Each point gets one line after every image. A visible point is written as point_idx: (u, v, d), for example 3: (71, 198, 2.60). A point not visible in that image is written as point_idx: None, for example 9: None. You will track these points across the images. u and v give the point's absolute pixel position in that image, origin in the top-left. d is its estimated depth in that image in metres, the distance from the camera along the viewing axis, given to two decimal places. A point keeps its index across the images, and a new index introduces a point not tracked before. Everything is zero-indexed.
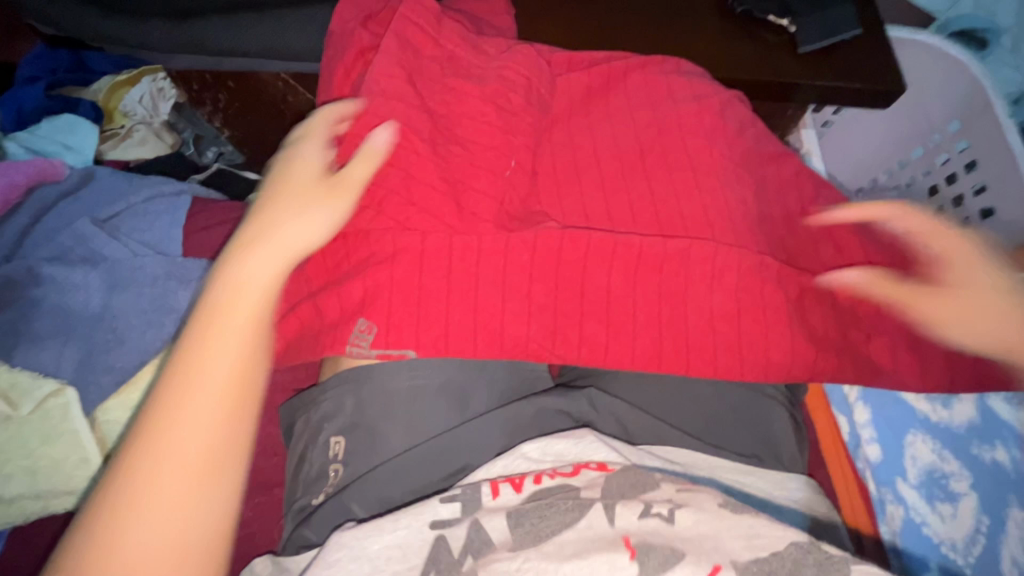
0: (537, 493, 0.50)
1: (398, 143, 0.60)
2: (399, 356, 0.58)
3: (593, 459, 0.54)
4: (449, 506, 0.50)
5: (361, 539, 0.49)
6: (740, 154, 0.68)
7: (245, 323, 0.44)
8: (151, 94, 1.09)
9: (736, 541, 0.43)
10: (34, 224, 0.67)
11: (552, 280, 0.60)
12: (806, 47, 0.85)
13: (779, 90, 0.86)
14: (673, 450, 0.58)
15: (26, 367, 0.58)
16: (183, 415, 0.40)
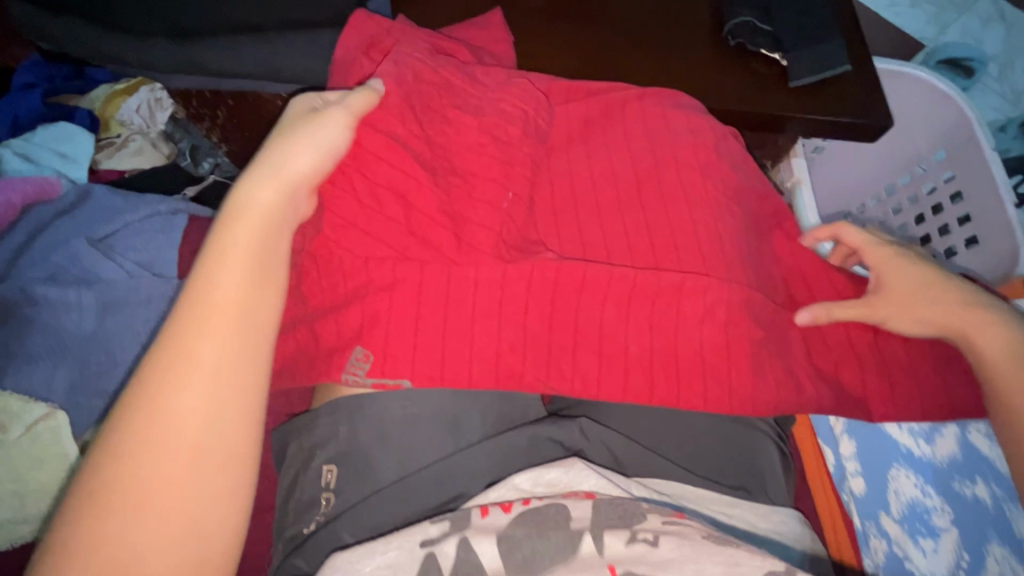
0: (525, 511, 0.51)
1: (397, 173, 0.60)
2: (393, 386, 0.59)
3: (583, 488, 0.54)
4: (439, 525, 0.51)
5: (355, 562, 0.49)
6: (733, 188, 0.69)
7: (237, 294, 0.44)
8: (149, 104, 1.07)
9: (716, 567, 0.44)
10: (29, 242, 0.67)
11: (544, 311, 0.61)
12: (796, 82, 0.87)
13: (772, 122, 0.88)
14: (665, 482, 0.58)
15: (14, 388, 0.58)
16: (186, 390, 0.40)
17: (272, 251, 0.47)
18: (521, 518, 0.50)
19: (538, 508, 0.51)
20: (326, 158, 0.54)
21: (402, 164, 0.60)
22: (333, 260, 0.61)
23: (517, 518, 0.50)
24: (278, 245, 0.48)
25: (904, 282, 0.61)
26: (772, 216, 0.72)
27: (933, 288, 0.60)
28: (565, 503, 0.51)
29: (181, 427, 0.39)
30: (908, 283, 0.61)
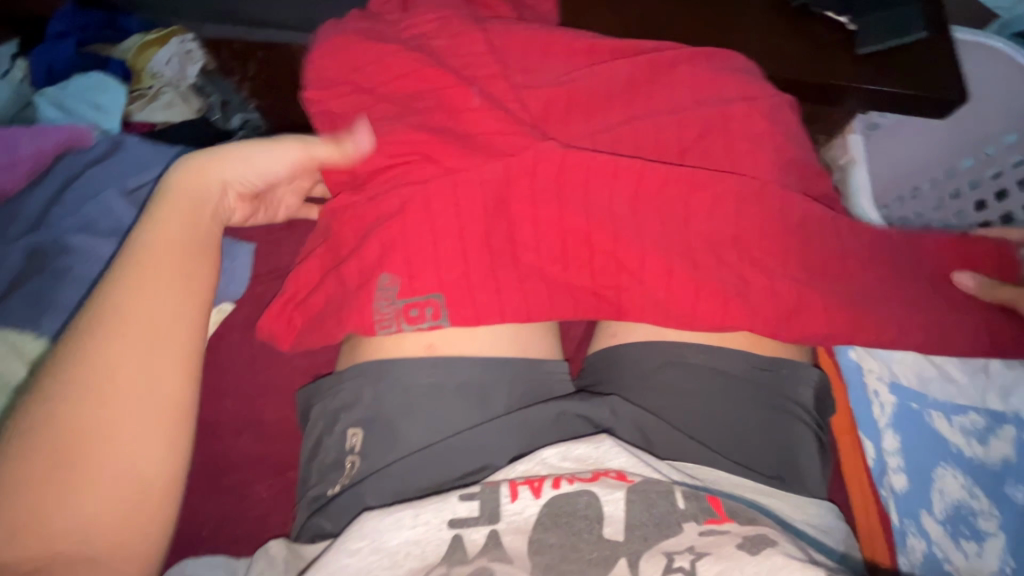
0: (556, 498, 0.49)
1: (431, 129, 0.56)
2: (426, 303, 0.58)
3: (614, 466, 0.53)
4: (468, 504, 0.50)
5: (382, 533, 0.49)
6: (786, 163, 0.65)
7: (175, 268, 0.49)
8: (180, 55, 1.05)
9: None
10: (61, 192, 0.66)
11: (566, 283, 0.61)
12: (864, 48, 0.80)
13: (831, 92, 0.81)
14: (696, 467, 0.56)
15: (52, 336, 0.58)
16: (129, 351, 0.44)
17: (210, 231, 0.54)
18: (552, 508, 0.48)
19: (569, 497, 0.49)
20: (257, 178, 0.59)
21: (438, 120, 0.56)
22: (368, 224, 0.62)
23: (549, 508, 0.48)
24: (208, 237, 0.53)
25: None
26: (826, 195, 0.68)
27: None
28: (598, 495, 0.49)
29: (116, 384, 0.43)
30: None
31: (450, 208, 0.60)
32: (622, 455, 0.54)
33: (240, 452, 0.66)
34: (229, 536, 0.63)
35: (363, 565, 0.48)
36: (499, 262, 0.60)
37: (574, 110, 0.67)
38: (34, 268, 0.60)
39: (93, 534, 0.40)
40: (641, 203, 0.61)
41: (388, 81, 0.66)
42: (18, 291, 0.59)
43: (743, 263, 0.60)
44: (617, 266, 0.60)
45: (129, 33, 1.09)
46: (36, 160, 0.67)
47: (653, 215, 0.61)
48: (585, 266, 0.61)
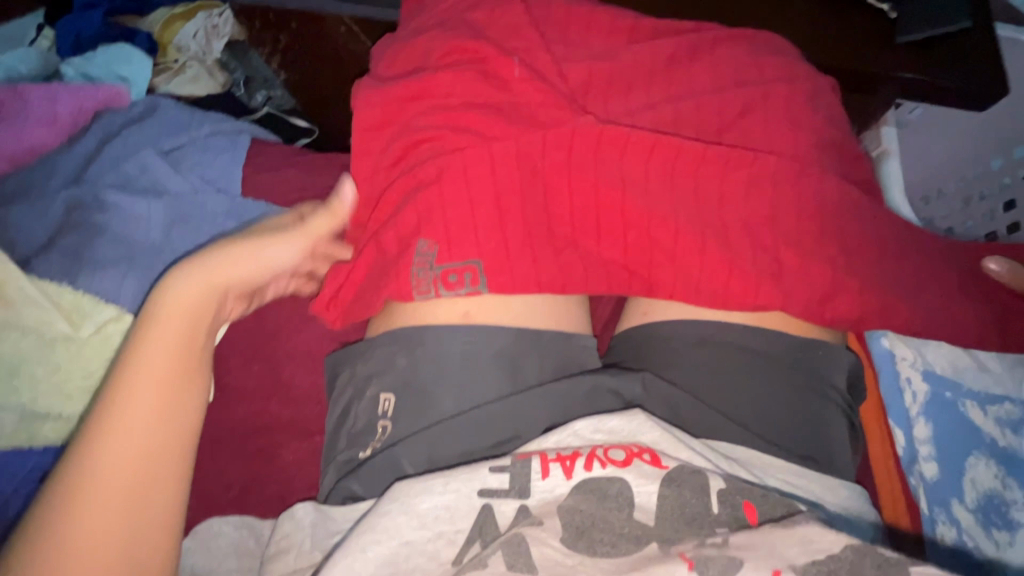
0: (588, 480, 0.49)
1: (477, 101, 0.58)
2: (464, 269, 0.58)
3: (648, 440, 0.52)
4: (498, 476, 0.51)
5: (412, 497, 0.50)
6: (826, 147, 0.64)
7: (173, 355, 0.46)
8: (205, 29, 1.04)
9: (791, 547, 0.42)
10: (99, 149, 0.65)
11: (603, 256, 0.61)
12: (903, 36, 0.79)
13: (868, 80, 0.81)
14: (729, 445, 0.56)
15: (90, 291, 0.58)
16: (130, 397, 0.43)
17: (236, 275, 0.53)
18: (582, 488, 0.48)
19: (600, 482, 0.48)
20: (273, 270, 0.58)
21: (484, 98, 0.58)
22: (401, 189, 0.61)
23: (579, 488, 0.48)
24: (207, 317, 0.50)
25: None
26: (865, 181, 0.67)
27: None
28: (630, 481, 0.48)
29: (108, 488, 0.40)
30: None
31: (488, 177, 0.59)
32: (654, 432, 0.53)
33: (268, 414, 0.67)
34: (256, 496, 0.63)
35: (395, 525, 0.49)
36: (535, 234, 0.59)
37: (614, 85, 0.66)
38: (72, 224, 0.60)
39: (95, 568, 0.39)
40: (680, 180, 0.61)
41: (428, 52, 0.66)
42: (54, 245, 0.59)
43: (781, 245, 0.59)
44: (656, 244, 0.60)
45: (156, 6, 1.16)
46: (75, 117, 0.68)
47: (693, 192, 0.60)
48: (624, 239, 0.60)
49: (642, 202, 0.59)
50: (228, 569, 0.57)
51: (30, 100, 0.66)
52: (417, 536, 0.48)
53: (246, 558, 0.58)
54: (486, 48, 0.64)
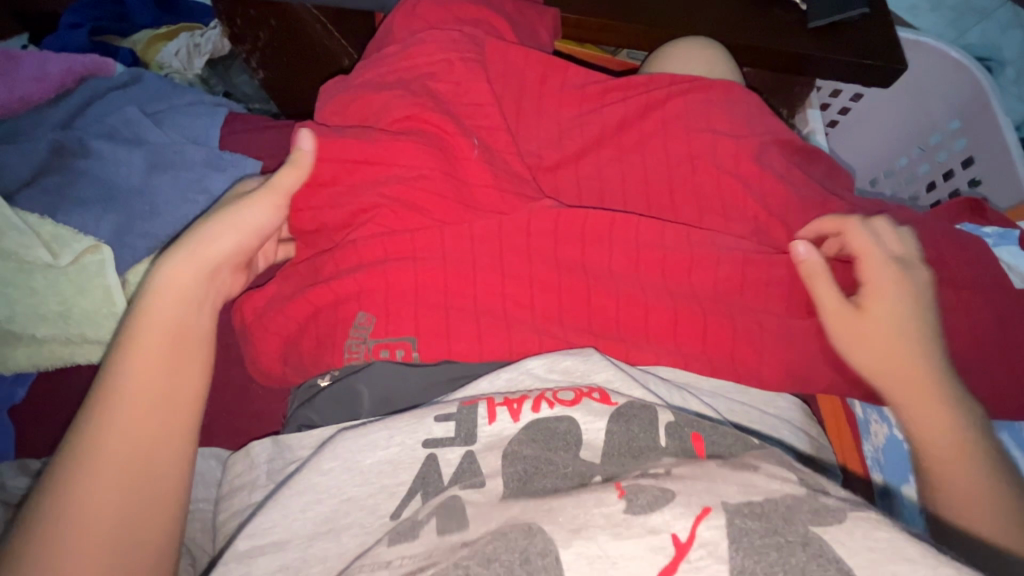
0: (535, 422, 0.49)
1: (445, 63, 0.66)
2: (399, 345, 0.55)
3: (599, 381, 0.53)
4: (444, 425, 0.50)
5: (355, 453, 0.48)
6: (750, 101, 0.72)
7: (171, 334, 0.47)
8: (189, 49, 1.20)
9: (729, 486, 0.40)
10: (85, 108, 0.70)
11: (549, 259, 0.58)
12: (815, 21, 0.90)
13: (790, 62, 0.90)
14: (672, 373, 0.58)
15: (70, 225, 0.61)
16: (142, 377, 0.45)
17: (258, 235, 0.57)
18: (530, 429, 0.48)
19: (549, 423, 0.48)
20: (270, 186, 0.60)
21: (451, 59, 0.67)
22: (360, 139, 0.60)
23: (527, 429, 0.48)
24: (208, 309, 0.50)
25: (886, 287, 0.57)
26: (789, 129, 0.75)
27: (922, 346, 0.55)
28: (578, 420, 0.48)
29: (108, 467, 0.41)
30: (879, 282, 0.57)
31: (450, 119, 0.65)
32: (607, 370, 0.54)
33: (239, 351, 0.68)
34: (226, 428, 0.64)
35: (335, 482, 0.47)
36: (488, 201, 0.60)
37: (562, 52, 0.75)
38: (56, 165, 0.64)
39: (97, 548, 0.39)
40: (612, 135, 0.69)
41: (395, 25, 0.74)
42: (39, 183, 0.63)
43: (721, 222, 0.64)
44: (605, 249, 0.59)
45: (140, 26, 1.27)
46: (64, 79, 0.72)
47: (633, 145, 0.68)
48: (568, 316, 0.58)
49: (589, 171, 0.68)
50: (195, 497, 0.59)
51: (21, 62, 0.70)
52: (358, 491, 0.47)
53: (212, 486, 0.60)
54: (447, 21, 0.72)
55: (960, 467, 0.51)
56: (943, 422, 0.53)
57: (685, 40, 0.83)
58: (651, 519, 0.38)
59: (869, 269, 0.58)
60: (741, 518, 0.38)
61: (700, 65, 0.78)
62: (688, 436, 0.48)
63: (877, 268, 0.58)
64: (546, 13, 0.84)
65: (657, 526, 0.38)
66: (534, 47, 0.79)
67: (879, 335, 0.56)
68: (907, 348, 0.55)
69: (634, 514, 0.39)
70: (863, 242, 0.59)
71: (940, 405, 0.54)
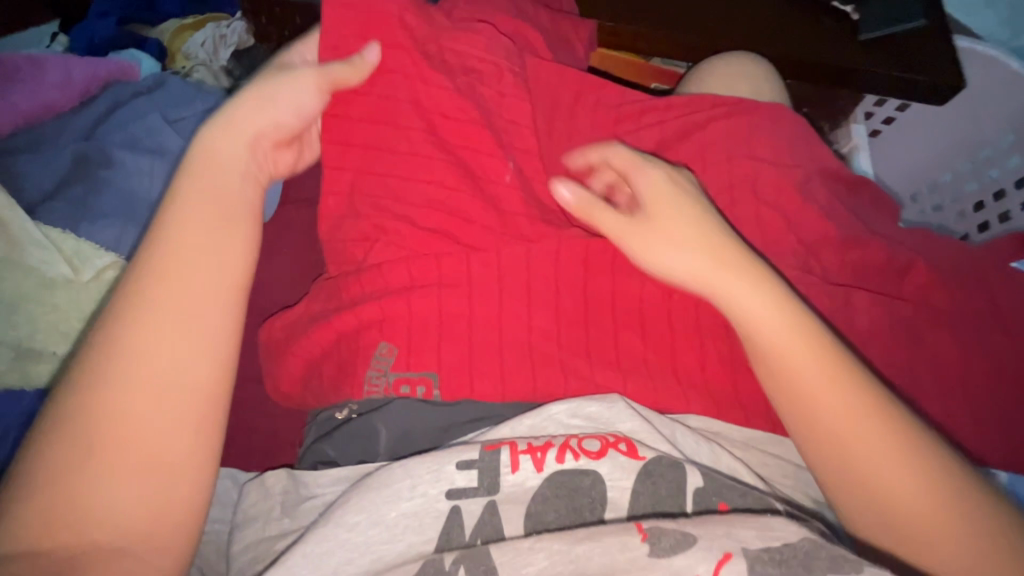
0: (559, 474, 0.48)
1: (475, 81, 0.64)
2: (420, 382, 0.54)
3: (625, 431, 0.51)
4: (466, 474, 0.48)
5: (379, 505, 0.47)
6: (796, 124, 0.68)
7: (190, 273, 0.42)
8: (214, 40, 1.16)
9: (748, 531, 0.42)
10: (109, 115, 0.69)
11: (577, 294, 0.56)
12: (865, 35, 0.85)
13: (838, 76, 0.85)
14: (704, 420, 0.55)
15: (92, 240, 0.60)
16: (153, 330, 0.40)
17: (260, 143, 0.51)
18: (554, 482, 0.48)
19: (572, 479, 0.48)
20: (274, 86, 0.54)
21: (481, 76, 0.64)
22: (386, 162, 0.59)
23: (551, 482, 0.48)
24: (217, 243, 0.44)
25: (660, 209, 0.53)
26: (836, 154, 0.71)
27: (799, 312, 0.49)
28: (604, 475, 0.47)
29: (133, 423, 0.38)
30: (690, 231, 0.52)
31: None
32: (633, 417, 0.52)
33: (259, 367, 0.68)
34: (244, 447, 0.64)
35: (362, 539, 0.46)
36: (515, 228, 0.58)
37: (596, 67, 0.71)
38: (79, 177, 0.63)
39: (129, 514, 0.37)
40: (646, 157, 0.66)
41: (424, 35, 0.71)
42: (62, 195, 0.62)
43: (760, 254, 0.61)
44: (635, 281, 0.56)
45: (167, 14, 1.26)
46: (89, 84, 0.71)
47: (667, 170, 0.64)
48: (594, 354, 0.55)
49: None
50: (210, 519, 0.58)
51: (45, 66, 0.69)
52: (387, 550, 0.45)
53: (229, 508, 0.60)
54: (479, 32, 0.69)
55: (869, 462, 0.44)
56: (812, 375, 0.46)
57: (725, 53, 0.79)
58: (675, 561, 0.40)
59: (644, 180, 0.55)
60: (760, 561, 0.39)
61: (743, 83, 0.73)
62: (716, 499, 0.47)
63: (654, 178, 0.55)
64: (579, 22, 0.80)
65: (680, 569, 0.39)
66: (568, 62, 0.75)
67: (744, 298, 0.49)
68: (738, 300, 0.49)
69: (657, 559, 0.40)
70: (609, 152, 0.58)
71: (832, 382, 0.46)
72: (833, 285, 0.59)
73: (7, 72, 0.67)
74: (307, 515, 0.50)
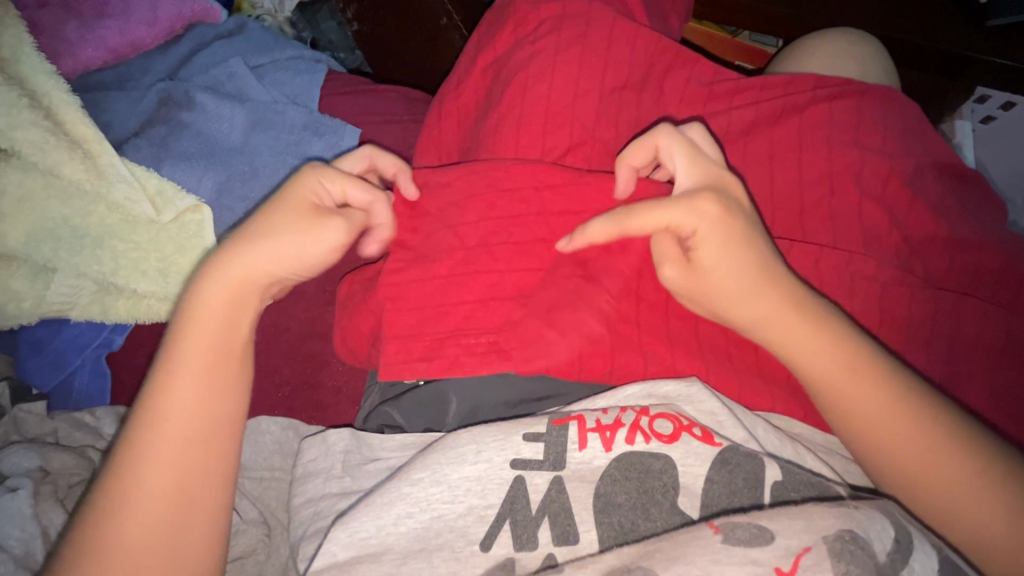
0: (629, 454, 0.45)
1: (568, 48, 0.61)
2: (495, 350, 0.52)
3: (700, 419, 0.47)
4: (533, 446, 0.47)
5: (443, 464, 0.46)
6: (913, 116, 0.62)
7: (192, 434, 0.42)
8: None
9: (827, 518, 0.38)
10: (191, 57, 0.69)
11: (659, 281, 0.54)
12: (995, 19, 0.77)
13: (951, 64, 0.79)
14: (787, 421, 0.51)
15: (173, 179, 0.60)
16: (137, 517, 0.39)
17: (241, 301, 0.46)
18: (623, 463, 0.45)
19: (642, 459, 0.45)
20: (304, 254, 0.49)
21: (575, 43, 0.61)
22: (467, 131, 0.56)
23: (620, 462, 0.45)
24: (220, 406, 0.43)
25: (757, 298, 0.47)
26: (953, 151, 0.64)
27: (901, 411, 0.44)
28: (675, 460, 0.44)
29: None
30: (781, 318, 0.47)
31: (568, 107, 0.59)
32: (711, 402, 0.48)
33: (323, 323, 0.68)
34: (305, 399, 0.65)
35: (425, 496, 0.45)
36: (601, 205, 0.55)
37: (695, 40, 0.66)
38: (161, 116, 0.63)
39: None
40: (740, 139, 0.61)
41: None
42: (145, 133, 0.62)
43: (862, 252, 0.56)
44: None
45: None
46: (173, 23, 0.70)
47: (762, 155, 0.60)
48: (678, 342, 0.53)
49: None
50: (273, 466, 0.60)
51: (132, 2, 0.67)
52: (448, 509, 0.45)
53: (289, 458, 0.60)
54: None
55: None
56: (890, 428, 0.44)
57: (837, 31, 0.72)
58: (751, 552, 0.37)
59: (723, 258, 0.46)
60: (840, 552, 0.36)
61: (853, 67, 0.67)
62: (796, 498, 0.43)
63: (731, 249, 0.46)
64: None
65: (757, 559, 0.37)
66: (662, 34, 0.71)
67: (841, 392, 0.46)
68: (839, 393, 0.46)
69: (731, 546, 0.37)
70: (701, 225, 0.46)
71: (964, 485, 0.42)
72: (944, 295, 0.54)
73: (99, 6, 0.66)
74: (370, 477, 0.51)
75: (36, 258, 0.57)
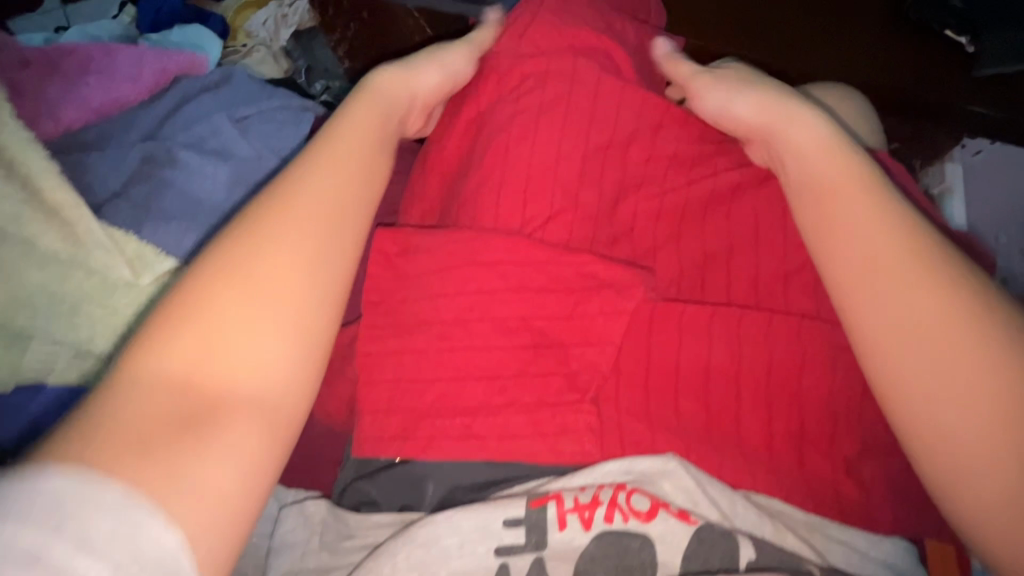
0: (606, 534, 0.45)
1: (551, 112, 0.60)
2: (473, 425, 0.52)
3: (677, 499, 0.48)
4: (514, 531, 0.46)
5: (425, 558, 0.45)
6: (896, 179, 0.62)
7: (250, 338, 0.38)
8: (275, 19, 1.10)
9: None
10: (175, 113, 0.69)
11: (639, 353, 0.54)
12: (980, 70, 0.87)
13: (941, 108, 0.87)
14: (768, 498, 0.51)
15: (153, 242, 0.60)
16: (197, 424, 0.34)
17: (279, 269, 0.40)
18: (601, 543, 0.45)
19: (622, 541, 0.45)
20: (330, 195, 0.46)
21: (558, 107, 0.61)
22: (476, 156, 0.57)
23: (599, 542, 0.45)
24: (260, 380, 0.38)
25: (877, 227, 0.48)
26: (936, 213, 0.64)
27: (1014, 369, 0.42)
28: (653, 537, 0.45)
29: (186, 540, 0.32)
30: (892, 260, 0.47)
31: (550, 173, 0.58)
32: (688, 480, 0.49)
33: None
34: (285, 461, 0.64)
35: None
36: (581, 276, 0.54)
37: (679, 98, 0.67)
38: (143, 175, 0.63)
39: None
40: (725, 201, 0.61)
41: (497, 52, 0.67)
42: (125, 194, 0.62)
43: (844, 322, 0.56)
44: (702, 344, 0.54)
45: None
46: (158, 79, 0.71)
47: (745, 219, 0.60)
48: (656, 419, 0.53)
49: (691, 244, 0.60)
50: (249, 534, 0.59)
51: (116, 59, 0.68)
52: None
53: (267, 525, 0.59)
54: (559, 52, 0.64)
55: None
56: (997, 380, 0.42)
57: (824, 86, 0.72)
58: None
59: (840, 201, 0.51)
60: None
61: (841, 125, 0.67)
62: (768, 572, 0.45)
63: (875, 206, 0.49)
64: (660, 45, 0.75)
65: None
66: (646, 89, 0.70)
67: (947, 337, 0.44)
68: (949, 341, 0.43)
69: None
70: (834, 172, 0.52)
71: None
72: None
73: (83, 65, 0.67)
74: (348, 554, 0.51)
75: (10, 326, 0.54)
